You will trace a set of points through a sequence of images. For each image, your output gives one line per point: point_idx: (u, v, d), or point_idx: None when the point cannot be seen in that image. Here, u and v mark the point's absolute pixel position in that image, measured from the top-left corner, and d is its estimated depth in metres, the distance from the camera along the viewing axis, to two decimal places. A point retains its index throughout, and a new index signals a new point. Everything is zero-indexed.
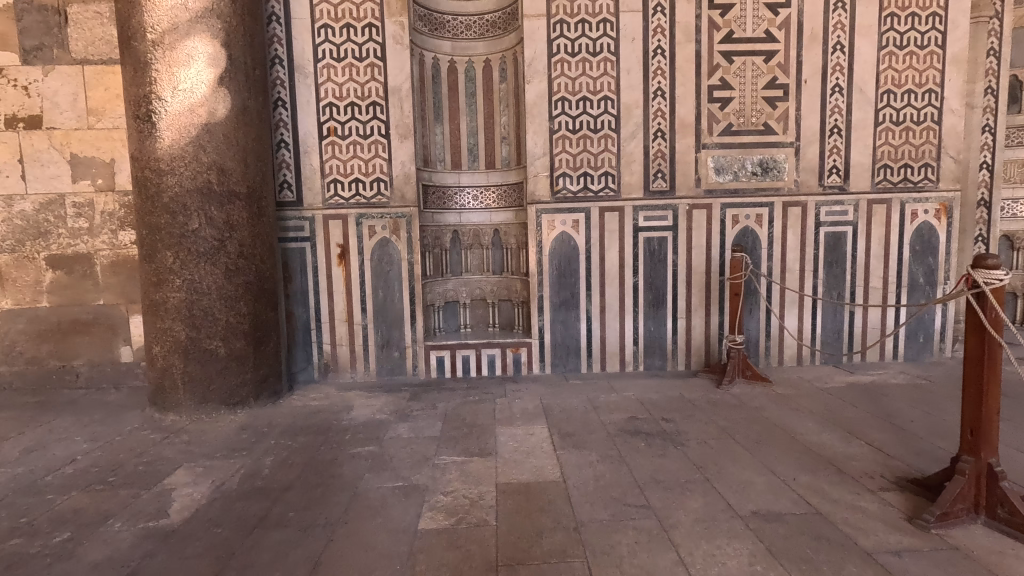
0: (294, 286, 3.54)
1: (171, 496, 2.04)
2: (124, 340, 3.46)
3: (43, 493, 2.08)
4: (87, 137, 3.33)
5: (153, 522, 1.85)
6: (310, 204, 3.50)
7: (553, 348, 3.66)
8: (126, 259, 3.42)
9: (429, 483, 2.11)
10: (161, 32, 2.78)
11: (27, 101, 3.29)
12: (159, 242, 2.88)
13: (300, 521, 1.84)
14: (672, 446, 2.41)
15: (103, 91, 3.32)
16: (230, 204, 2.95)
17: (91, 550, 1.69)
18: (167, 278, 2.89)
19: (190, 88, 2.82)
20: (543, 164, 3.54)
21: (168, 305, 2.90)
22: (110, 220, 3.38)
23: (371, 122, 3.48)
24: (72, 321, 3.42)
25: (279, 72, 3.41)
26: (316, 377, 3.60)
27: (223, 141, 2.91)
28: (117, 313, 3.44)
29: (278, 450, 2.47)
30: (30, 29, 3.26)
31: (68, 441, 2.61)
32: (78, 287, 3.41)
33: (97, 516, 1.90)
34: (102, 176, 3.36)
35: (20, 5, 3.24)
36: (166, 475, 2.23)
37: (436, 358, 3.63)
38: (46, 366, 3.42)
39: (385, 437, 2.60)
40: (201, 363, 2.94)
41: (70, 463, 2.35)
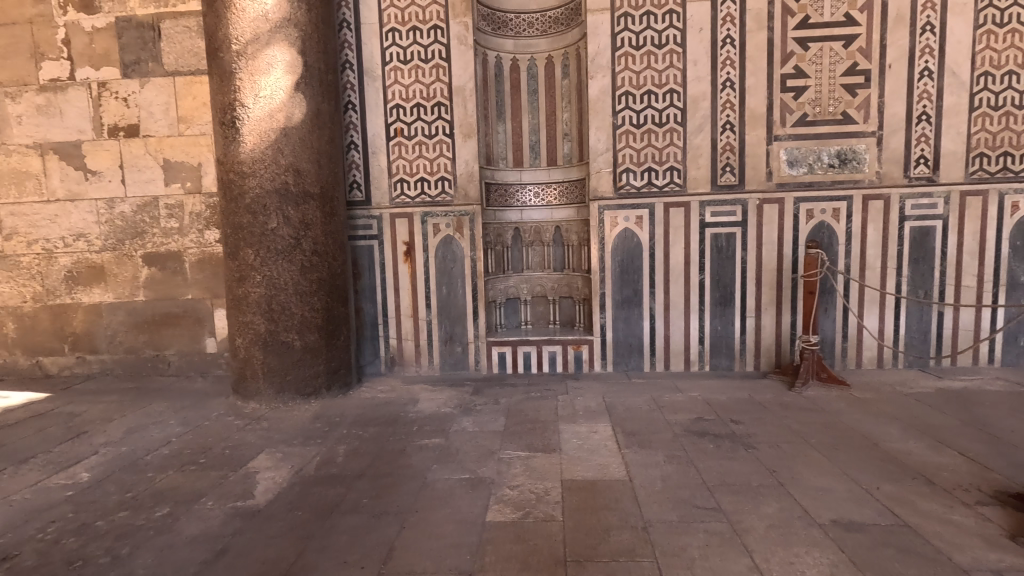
0: (363, 282, 3.68)
1: (255, 478, 2.18)
2: (209, 332, 3.70)
3: (144, 471, 2.27)
4: (177, 143, 3.58)
5: (240, 502, 1.98)
6: (378, 203, 3.63)
7: (615, 346, 3.62)
8: (212, 257, 3.65)
9: (494, 476, 2.15)
10: (244, 42, 2.95)
11: (126, 112, 3.58)
12: (241, 241, 3.07)
13: (373, 508, 1.92)
14: (743, 449, 2.34)
15: (191, 100, 3.56)
16: (304, 204, 3.10)
17: (186, 526, 1.82)
18: (248, 275, 3.07)
19: (270, 94, 2.99)
20: (606, 159, 3.50)
21: (249, 299, 3.09)
22: (197, 221, 3.63)
23: (436, 122, 3.56)
24: (164, 314, 3.70)
25: (349, 77, 3.55)
26: (382, 370, 3.73)
27: (299, 144, 3.06)
28: (203, 307, 3.68)
29: (350, 439, 2.58)
30: (129, 45, 3.54)
31: (163, 424, 2.83)
32: (169, 283, 3.68)
33: (190, 494, 2.05)
34: (190, 179, 3.60)
35: (121, 24, 3.53)
36: (250, 459, 2.37)
37: (498, 353, 3.68)
38: (143, 355, 3.73)
39: (451, 430, 2.66)
40: (279, 355, 3.11)
41: (165, 444, 2.56)
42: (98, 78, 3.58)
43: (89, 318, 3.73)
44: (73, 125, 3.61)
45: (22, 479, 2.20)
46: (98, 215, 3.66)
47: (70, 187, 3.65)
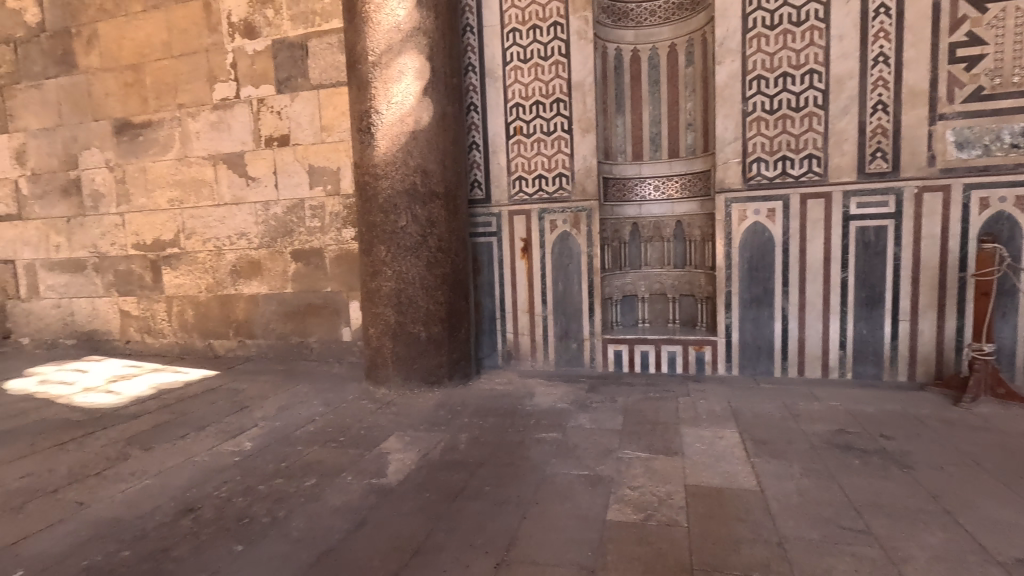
0: (482, 277, 3.81)
1: (388, 458, 2.35)
2: (345, 322, 4.04)
3: (295, 444, 2.54)
4: (321, 150, 3.95)
5: (376, 479, 2.14)
6: (497, 201, 3.73)
7: (741, 348, 3.40)
8: (348, 253, 3.98)
9: (614, 475, 2.12)
10: (379, 52, 3.17)
11: (279, 124, 4.02)
12: (375, 238, 3.31)
13: (495, 495, 1.98)
14: (896, 468, 2.08)
15: (332, 110, 3.90)
16: (431, 203, 3.27)
17: (331, 496, 2.01)
18: (381, 269, 3.31)
19: (401, 100, 3.19)
20: (734, 149, 3.29)
21: (381, 292, 3.33)
22: (336, 220, 3.98)
23: (555, 119, 3.57)
24: (308, 305, 4.10)
25: (472, 79, 3.68)
26: (500, 363, 3.83)
27: (426, 146, 3.23)
28: (340, 299, 4.03)
29: (472, 428, 2.68)
30: (282, 64, 3.97)
31: (309, 404, 3.14)
32: (313, 277, 4.07)
33: (333, 468, 2.25)
34: (331, 182, 3.95)
35: (276, 46, 3.96)
36: (382, 440, 2.56)
37: (614, 351, 3.62)
38: (291, 341, 4.17)
39: (568, 425, 2.67)
40: (406, 345, 3.32)
41: (311, 422, 2.84)
42: (257, 95, 4.04)
43: (249, 307, 4.24)
44: (238, 138, 4.12)
45: (201, 443, 2.57)
46: (256, 217, 4.15)
47: (235, 192, 4.17)
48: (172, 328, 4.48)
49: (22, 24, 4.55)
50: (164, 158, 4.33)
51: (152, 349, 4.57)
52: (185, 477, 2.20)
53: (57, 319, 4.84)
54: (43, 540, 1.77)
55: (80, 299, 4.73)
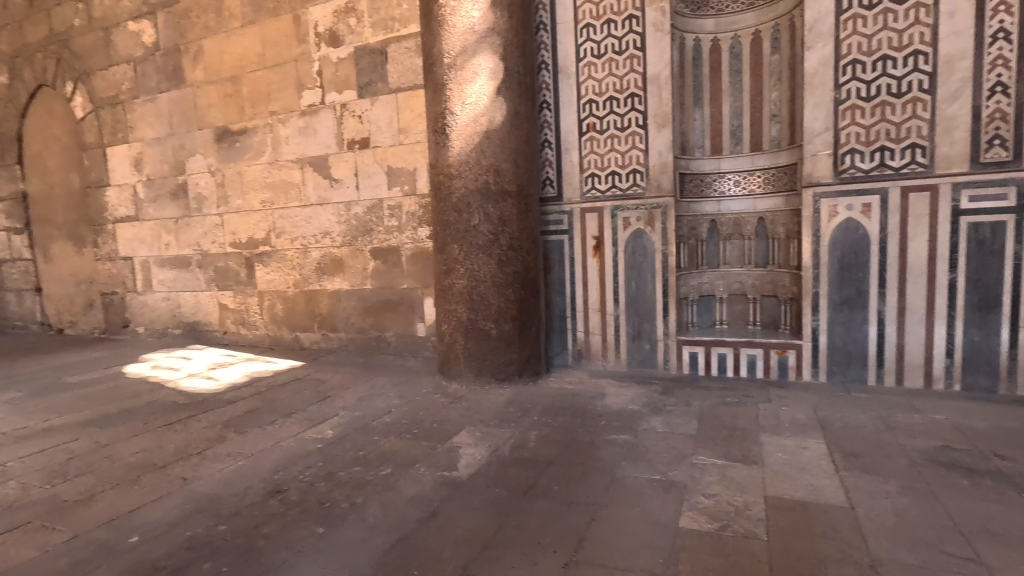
0: (553, 275, 3.80)
1: (460, 452, 2.40)
2: (420, 318, 4.17)
3: (373, 434, 2.66)
4: (398, 152, 4.09)
5: (447, 472, 2.20)
6: (569, 198, 3.70)
7: (829, 354, 3.18)
8: (423, 251, 4.10)
9: (687, 481, 2.05)
10: (454, 54, 3.24)
11: (360, 127, 4.20)
12: (449, 236, 3.39)
13: (564, 495, 1.98)
14: (1013, 492, 1.87)
15: (410, 113, 4.03)
16: (503, 202, 3.30)
17: (405, 486, 2.08)
18: (454, 267, 3.39)
19: (475, 100, 3.25)
20: (825, 140, 3.08)
21: (454, 289, 3.40)
22: (412, 219, 4.11)
23: (629, 114, 3.49)
24: (386, 301, 4.27)
25: (545, 77, 3.67)
26: (570, 362, 3.81)
27: (499, 145, 3.27)
28: (415, 295, 4.17)
29: (541, 426, 2.69)
30: (364, 70, 4.14)
31: (385, 396, 3.27)
32: (390, 274, 4.23)
33: (408, 459, 2.34)
34: (408, 183, 4.09)
35: (358, 53, 4.15)
36: (453, 434, 2.62)
37: (689, 353, 3.50)
38: (369, 335, 4.36)
39: (640, 428, 2.61)
40: (478, 341, 3.38)
41: (387, 413, 2.95)
42: (341, 101, 4.25)
43: (331, 302, 4.48)
44: (323, 142, 4.35)
45: (289, 429, 2.74)
46: (339, 216, 4.37)
47: (320, 193, 4.42)
48: (264, 320, 4.82)
49: (140, 44, 5.05)
50: (258, 162, 4.66)
51: (246, 340, 4.94)
52: (274, 460, 2.36)
53: (167, 311, 5.34)
54: (154, 510, 1.96)
55: (186, 292, 5.19)
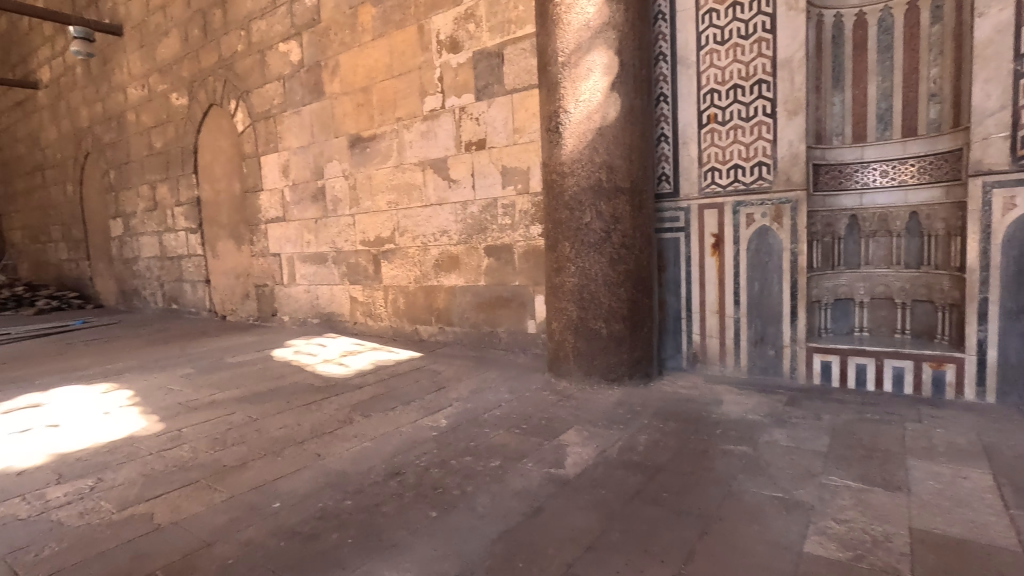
0: (667, 274, 3.66)
1: (567, 451, 2.40)
2: (530, 314, 4.23)
3: (484, 426, 2.75)
4: (513, 151, 4.18)
5: (554, 469, 2.21)
6: (686, 194, 3.54)
7: (1000, 370, 2.73)
8: (535, 249, 4.15)
9: (815, 502, 1.87)
10: (568, 52, 3.24)
11: (477, 129, 4.35)
12: (560, 235, 3.40)
13: (674, 504, 1.90)
14: None
15: (524, 112, 4.10)
16: (616, 199, 3.24)
17: (513, 479, 2.13)
18: (564, 265, 3.39)
19: (589, 97, 3.22)
20: (1000, 121, 2.63)
21: (564, 288, 3.40)
22: (525, 218, 4.18)
23: (755, 102, 3.25)
24: (498, 297, 4.39)
25: (663, 68, 3.53)
26: (684, 365, 3.65)
27: (613, 141, 3.21)
28: (527, 292, 4.23)
29: (652, 431, 2.61)
30: (481, 73, 4.28)
31: (496, 390, 3.37)
32: (503, 271, 4.34)
33: (516, 453, 2.39)
34: (521, 182, 4.16)
35: (476, 57, 4.29)
36: (561, 432, 2.63)
37: (821, 362, 3.19)
38: (483, 330, 4.52)
39: (760, 439, 2.43)
40: (588, 340, 3.36)
41: (497, 407, 3.04)
42: (460, 104, 4.43)
43: (448, 298, 4.70)
44: (442, 144, 4.57)
45: (408, 416, 2.93)
46: (456, 216, 4.57)
47: (439, 193, 4.64)
48: (388, 313, 5.19)
49: (289, 63, 5.65)
50: (385, 166, 5.01)
51: (373, 331, 5.35)
52: (394, 445, 2.54)
53: (307, 302, 5.94)
54: (293, 481, 2.20)
55: (323, 286, 5.73)
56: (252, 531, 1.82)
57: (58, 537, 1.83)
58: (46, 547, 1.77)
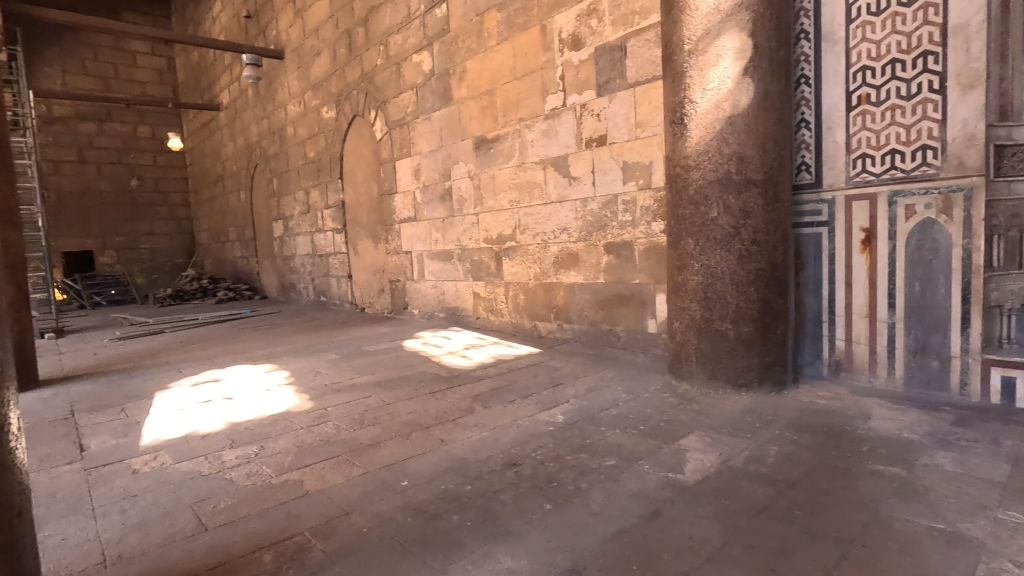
0: (806, 273, 3.35)
1: (687, 456, 2.30)
2: (651, 313, 4.11)
3: (600, 424, 2.73)
4: (634, 146, 4.08)
5: (672, 474, 2.14)
6: (831, 184, 3.20)
7: None
8: (657, 246, 4.02)
9: (986, 539, 1.61)
10: (695, 39, 3.08)
11: (598, 125, 4.31)
12: (683, 230, 3.25)
13: (807, 523, 1.75)
14: None
15: (647, 105, 3.99)
16: (746, 191, 3.03)
17: (628, 480, 2.10)
18: (688, 263, 3.24)
19: (717, 85, 3.04)
20: None
21: (687, 286, 3.26)
22: (647, 213, 4.06)
23: (919, 77, 2.85)
24: (618, 295, 4.32)
25: (804, 47, 3.23)
26: (825, 374, 3.32)
27: (744, 131, 3.00)
28: (647, 290, 4.12)
29: (784, 442, 2.41)
30: (603, 68, 4.23)
31: (613, 389, 3.33)
32: (623, 268, 4.26)
33: (633, 454, 2.34)
34: (643, 177, 4.05)
35: (598, 52, 4.25)
36: (681, 436, 2.53)
37: (1001, 378, 2.72)
38: (601, 328, 4.48)
39: (917, 461, 2.14)
40: (712, 342, 3.19)
41: (614, 406, 3.00)
42: (581, 101, 4.42)
43: (567, 295, 4.73)
44: (563, 142, 4.59)
45: (525, 409, 3.00)
46: (575, 213, 4.57)
47: (559, 191, 4.68)
48: (508, 309, 5.34)
49: (421, 72, 6.04)
50: (507, 166, 5.15)
51: (494, 326, 5.54)
52: (512, 436, 2.61)
53: (435, 297, 6.31)
54: (419, 463, 2.36)
55: (448, 282, 6.06)
56: (383, 505, 1.99)
57: (230, 493, 2.15)
58: (222, 500, 2.09)
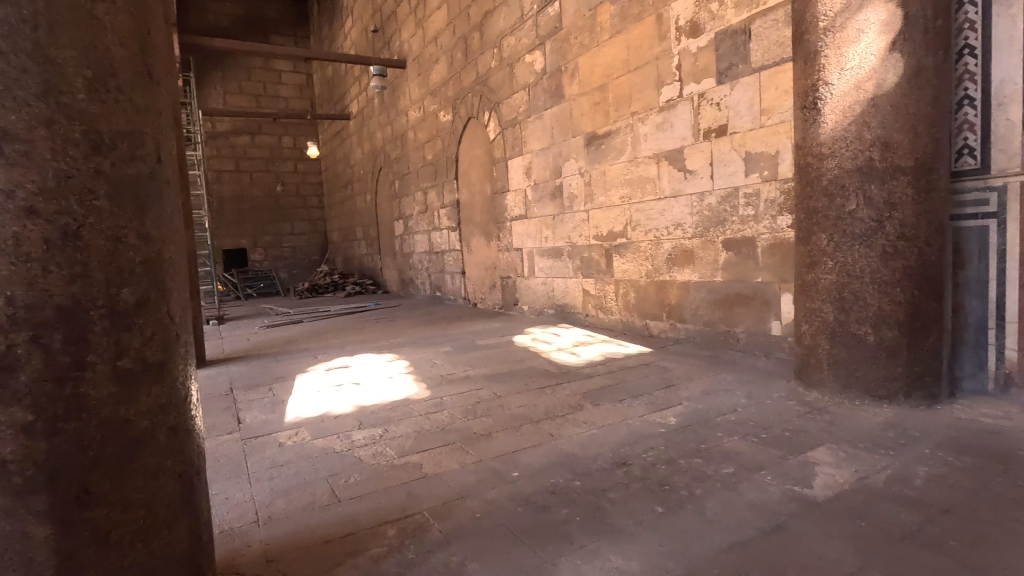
0: (967, 273, 2.92)
1: (815, 469, 2.13)
2: (775, 315, 3.83)
3: (716, 429, 2.60)
4: (759, 135, 3.82)
5: (798, 488, 1.98)
6: (1001, 169, 2.76)
7: None
8: (783, 242, 3.74)
9: None
10: (832, 15, 2.80)
11: (718, 115, 4.09)
12: (815, 225, 2.98)
13: (964, 557, 1.54)
14: None
15: (774, 91, 3.71)
16: (893, 180, 2.71)
17: (747, 490, 1.98)
18: (820, 261, 2.97)
19: (858, 63, 2.74)
20: None
21: (819, 285, 2.99)
22: (771, 207, 3.78)
23: None
24: (737, 295, 4.07)
25: (969, 13, 2.81)
26: (990, 389, 2.88)
27: (890, 113, 2.69)
28: (772, 290, 3.84)
29: (935, 463, 2.13)
30: (724, 54, 4.01)
31: (732, 393, 3.15)
32: (743, 266, 4.01)
33: (753, 463, 2.20)
34: (768, 168, 3.77)
35: (719, 38, 4.04)
36: (809, 448, 2.34)
37: None
38: (718, 329, 4.26)
39: None
40: (848, 347, 2.90)
41: (733, 411, 2.84)
42: (699, 90, 4.22)
43: (681, 294, 4.55)
44: (678, 134, 4.42)
45: (636, 409, 2.94)
46: (691, 208, 4.38)
47: (674, 185, 4.51)
48: (619, 307, 5.25)
49: (533, 72, 6.12)
50: (619, 161, 5.06)
51: (604, 324, 5.47)
52: (622, 435, 2.58)
53: (544, 293, 6.38)
54: (529, 455, 2.41)
55: (558, 279, 6.09)
56: (494, 493, 2.06)
57: (359, 470, 2.35)
58: (352, 475, 2.29)
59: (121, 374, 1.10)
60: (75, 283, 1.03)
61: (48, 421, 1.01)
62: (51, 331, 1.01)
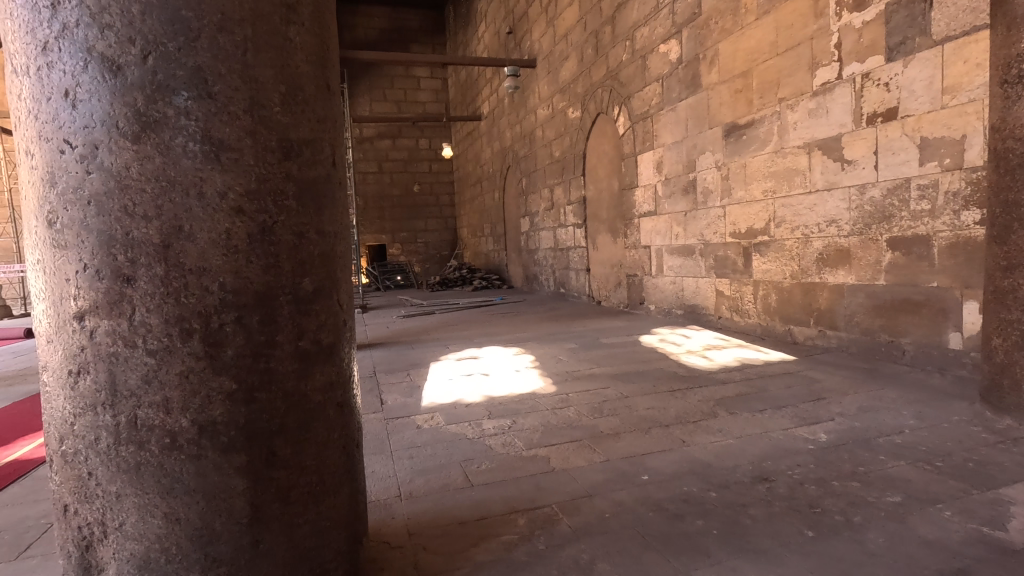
0: None
1: (1010, 510, 1.80)
2: (954, 325, 3.32)
3: (877, 451, 2.32)
4: (938, 118, 3.31)
5: (987, 529, 1.69)
6: None
7: None
8: (969, 241, 3.22)
9: None
10: None
11: (887, 96, 3.62)
12: (1015, 221, 2.52)
13: None
14: None
15: (962, 65, 3.19)
16: None
17: (919, 524, 1.74)
18: (1020, 263, 2.50)
19: None
20: None
21: (1018, 293, 2.52)
22: (954, 200, 3.26)
23: None
24: (905, 301, 3.59)
25: None
26: None
27: None
28: (950, 296, 3.33)
29: None
30: (897, 27, 3.53)
31: (896, 412, 2.78)
32: (913, 268, 3.52)
33: (926, 495, 1.92)
34: (949, 155, 3.26)
35: (890, 8, 3.56)
36: (1002, 484, 1.99)
37: None
38: (878, 339, 3.80)
39: None
40: None
41: (899, 433, 2.51)
42: (863, 70, 3.77)
43: (832, 297, 4.11)
44: (835, 120, 3.99)
45: (779, 422, 2.72)
46: (848, 202, 3.93)
47: (828, 177, 4.08)
48: (757, 310, 4.88)
49: (668, 62, 5.88)
50: (762, 152, 4.69)
51: (739, 327, 5.12)
52: (763, 448, 2.40)
53: (673, 293, 6.13)
54: (659, 459, 2.34)
55: (689, 278, 5.81)
56: (623, 495, 2.03)
57: (490, 458, 2.44)
58: (483, 462, 2.39)
59: (302, 353, 1.25)
60: (268, 272, 1.19)
61: (246, 390, 1.18)
62: (250, 313, 1.17)
